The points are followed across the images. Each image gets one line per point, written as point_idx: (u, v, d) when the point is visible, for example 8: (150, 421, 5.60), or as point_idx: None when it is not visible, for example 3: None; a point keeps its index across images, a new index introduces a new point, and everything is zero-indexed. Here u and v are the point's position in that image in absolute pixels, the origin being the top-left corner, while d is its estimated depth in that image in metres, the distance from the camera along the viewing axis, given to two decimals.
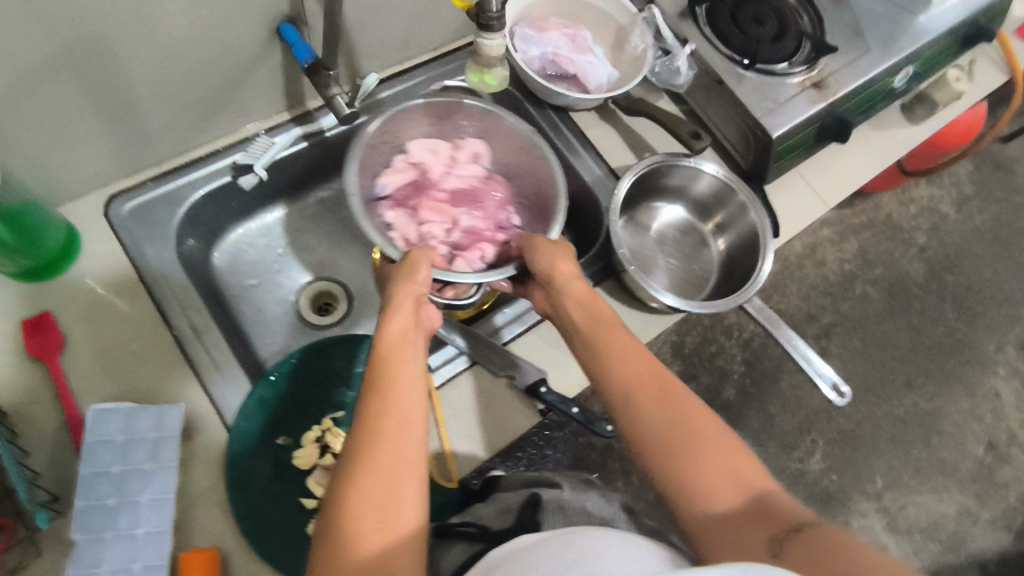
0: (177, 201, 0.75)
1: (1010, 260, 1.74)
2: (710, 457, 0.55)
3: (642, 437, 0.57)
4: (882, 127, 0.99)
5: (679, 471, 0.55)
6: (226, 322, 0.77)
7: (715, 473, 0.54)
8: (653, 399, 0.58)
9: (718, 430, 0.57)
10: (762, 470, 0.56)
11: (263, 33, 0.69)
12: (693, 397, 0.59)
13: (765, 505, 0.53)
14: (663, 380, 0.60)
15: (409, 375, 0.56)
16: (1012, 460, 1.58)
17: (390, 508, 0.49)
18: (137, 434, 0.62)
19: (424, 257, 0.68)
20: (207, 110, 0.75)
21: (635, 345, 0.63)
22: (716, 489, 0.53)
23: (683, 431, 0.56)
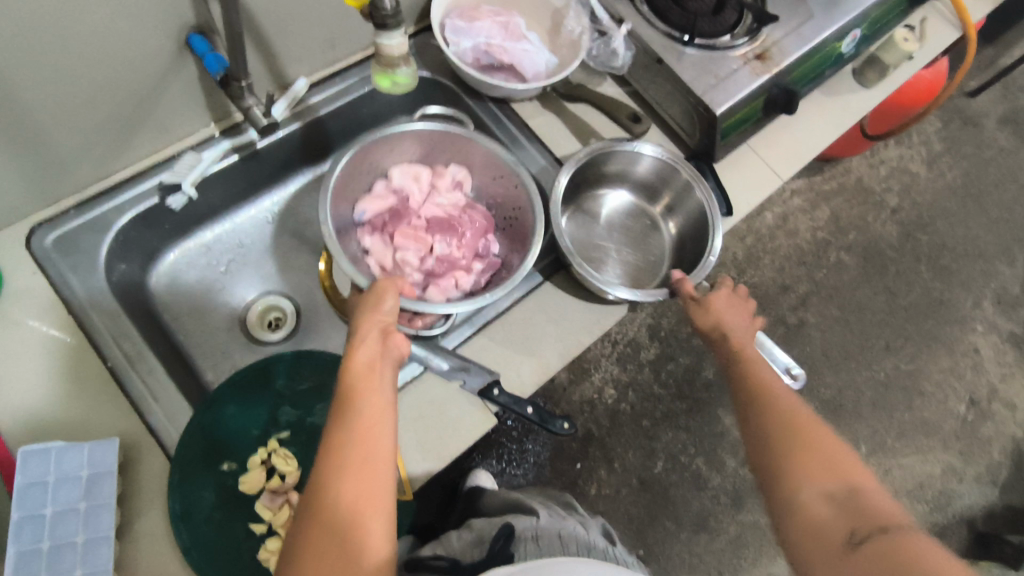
0: (103, 226, 0.73)
1: (982, 214, 1.74)
2: (813, 453, 0.58)
3: (757, 436, 0.61)
4: (835, 93, 0.97)
5: (780, 459, 0.59)
6: (164, 347, 0.75)
7: (813, 467, 0.57)
8: (765, 401, 0.63)
9: (824, 434, 0.59)
10: (865, 471, 0.58)
11: (172, 46, 0.66)
12: (799, 403, 0.63)
13: (859, 498, 0.54)
14: (777, 390, 0.64)
15: (375, 404, 0.54)
16: (994, 415, 1.58)
17: (353, 544, 0.48)
18: (68, 473, 0.60)
19: (393, 283, 0.63)
20: (124, 129, 0.71)
21: (763, 365, 0.67)
22: (810, 475, 0.57)
23: (790, 429, 0.60)
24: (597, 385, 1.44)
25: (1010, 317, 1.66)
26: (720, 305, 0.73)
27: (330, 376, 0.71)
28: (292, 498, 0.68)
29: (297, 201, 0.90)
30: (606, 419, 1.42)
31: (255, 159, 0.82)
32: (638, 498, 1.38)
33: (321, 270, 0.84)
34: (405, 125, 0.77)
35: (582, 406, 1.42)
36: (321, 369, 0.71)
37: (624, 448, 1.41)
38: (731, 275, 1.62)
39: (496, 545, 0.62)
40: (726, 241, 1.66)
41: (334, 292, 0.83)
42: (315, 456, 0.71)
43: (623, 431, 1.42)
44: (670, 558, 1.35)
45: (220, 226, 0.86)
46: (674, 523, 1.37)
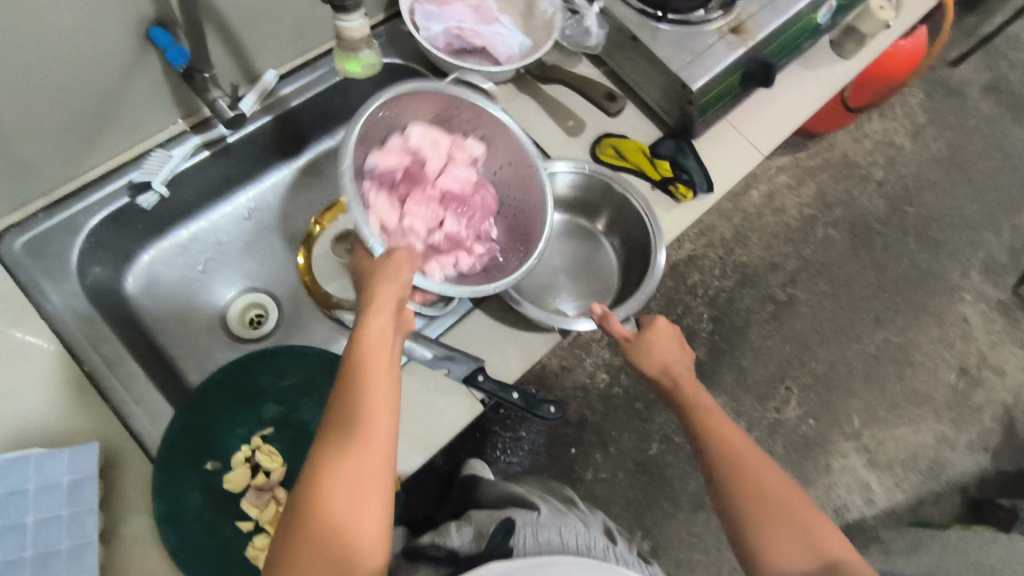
0: (74, 229, 0.71)
1: (967, 184, 1.74)
2: (778, 521, 0.56)
3: (729, 513, 0.59)
4: (814, 66, 0.96)
5: (748, 529, 0.57)
6: (143, 351, 0.74)
7: (782, 539, 0.55)
8: (736, 472, 0.59)
9: (798, 503, 0.57)
10: (842, 538, 0.56)
11: (132, 40, 0.65)
12: (772, 467, 0.60)
13: (839, 574, 0.53)
14: (747, 456, 0.61)
15: (386, 378, 0.52)
16: (985, 383, 1.59)
17: (354, 520, 0.47)
18: (47, 480, 0.59)
19: (409, 257, 0.62)
20: (90, 128, 0.70)
21: (725, 422, 0.65)
22: (786, 557, 0.54)
23: (757, 494, 0.58)
24: (590, 370, 1.44)
25: (998, 286, 1.66)
26: (666, 353, 0.71)
27: (312, 369, 0.70)
28: (278, 495, 0.68)
29: (273, 195, 0.89)
30: (599, 404, 1.42)
31: (228, 154, 0.80)
32: (633, 481, 1.38)
33: (301, 264, 0.85)
34: (445, 86, 0.74)
35: (575, 391, 1.42)
36: (303, 361, 0.70)
37: (618, 432, 1.41)
38: (720, 254, 1.62)
39: (494, 539, 0.60)
40: (714, 221, 1.66)
41: (315, 286, 0.84)
42: (299, 452, 0.71)
43: (617, 415, 1.42)
44: (668, 539, 1.36)
45: (196, 223, 0.85)
46: (671, 504, 1.37)
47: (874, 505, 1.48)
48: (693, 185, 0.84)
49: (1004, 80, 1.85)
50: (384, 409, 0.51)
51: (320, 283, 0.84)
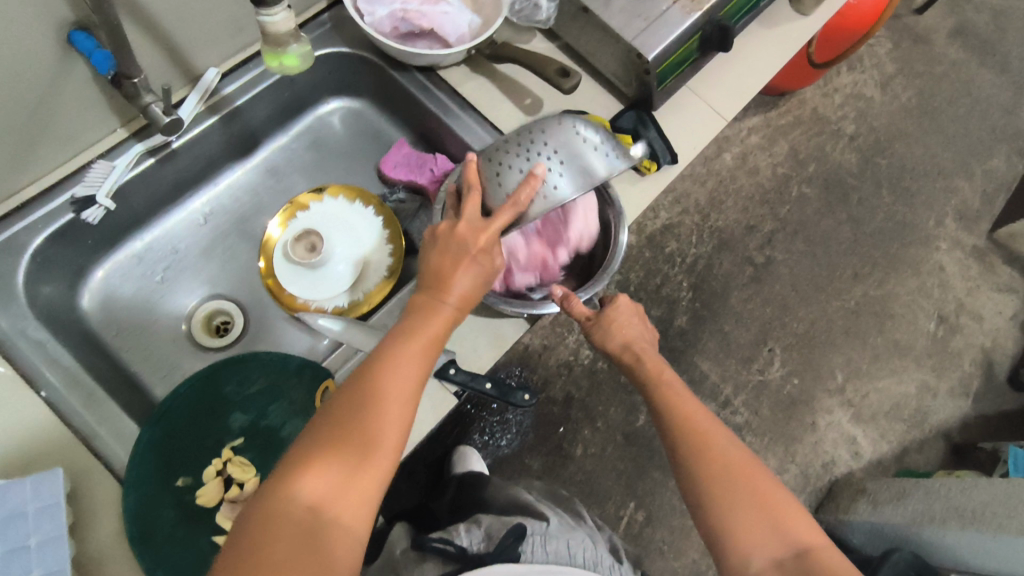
0: (16, 249, 0.68)
1: (938, 131, 1.73)
2: (749, 509, 0.57)
3: (699, 500, 0.59)
4: (773, 24, 0.94)
5: (719, 517, 0.57)
6: (104, 367, 0.72)
7: (752, 526, 0.56)
8: (706, 459, 0.59)
9: (768, 489, 0.58)
10: (811, 521, 0.57)
11: (52, 45, 0.61)
12: (740, 449, 0.60)
13: (807, 560, 0.54)
14: (716, 441, 0.61)
15: (415, 355, 0.55)
16: (963, 329, 1.60)
17: (353, 472, 0.48)
18: (11, 510, 0.57)
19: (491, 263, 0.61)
20: (22, 142, 0.67)
21: (691, 402, 0.64)
22: (758, 546, 0.56)
23: (727, 480, 0.58)
24: (573, 347, 1.43)
25: (972, 232, 1.67)
26: (628, 331, 0.69)
27: (281, 376, 0.70)
28: None
29: (230, 197, 0.86)
30: (585, 380, 1.42)
31: (174, 158, 0.77)
32: (623, 454, 1.39)
33: (262, 267, 0.83)
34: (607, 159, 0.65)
35: (559, 369, 1.42)
36: (270, 368, 0.70)
37: (605, 407, 1.41)
38: (697, 221, 1.61)
39: (505, 541, 0.63)
40: (688, 187, 1.64)
41: (278, 288, 0.82)
42: (272, 461, 0.69)
43: (602, 390, 1.42)
44: (661, 508, 1.37)
45: (150, 232, 0.82)
46: (661, 473, 1.38)
47: (861, 458, 1.50)
48: (655, 156, 0.82)
49: (971, 24, 1.84)
50: (396, 421, 0.52)
51: (279, 282, 0.83)
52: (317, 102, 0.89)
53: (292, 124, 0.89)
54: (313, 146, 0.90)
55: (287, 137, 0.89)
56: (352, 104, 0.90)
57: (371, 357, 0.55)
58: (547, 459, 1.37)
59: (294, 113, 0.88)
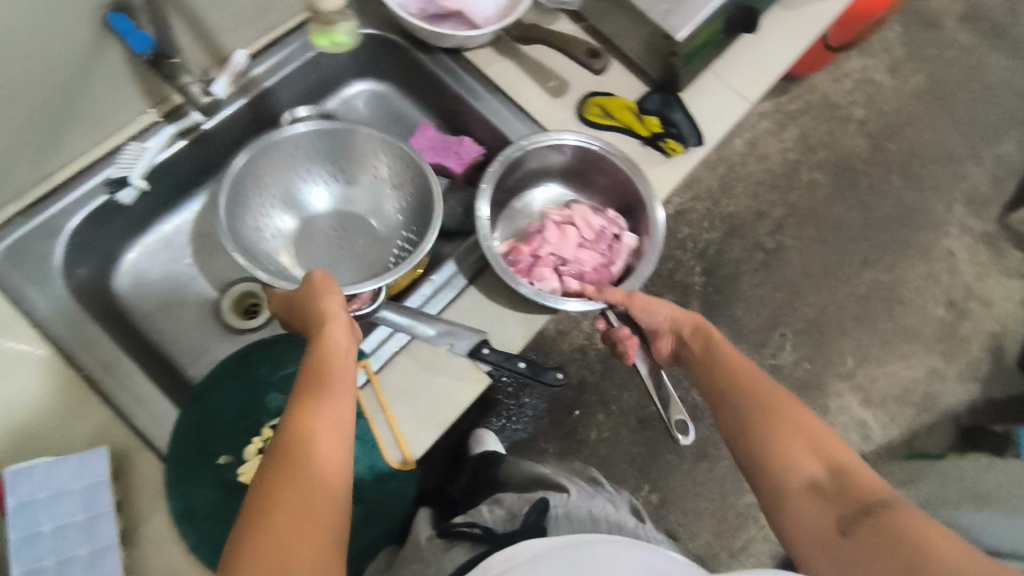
0: (52, 232, 0.69)
1: (948, 117, 1.74)
2: (787, 433, 0.60)
3: (743, 436, 0.62)
4: (794, 7, 0.94)
5: (759, 442, 0.61)
6: (139, 349, 0.73)
7: (792, 449, 0.59)
8: (750, 396, 0.63)
9: (806, 419, 0.61)
10: (851, 455, 0.59)
11: (89, 27, 0.61)
12: (784, 395, 0.63)
13: (844, 481, 0.56)
14: (757, 379, 0.65)
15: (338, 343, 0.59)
16: (972, 314, 1.62)
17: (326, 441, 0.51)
18: (59, 487, 0.58)
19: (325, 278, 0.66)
20: (57, 123, 0.67)
21: (738, 355, 0.69)
22: (797, 471, 0.58)
23: (766, 409, 0.62)
24: (586, 332, 1.44)
25: (982, 217, 1.68)
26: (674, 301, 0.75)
27: None
28: None
29: None
30: (598, 364, 1.43)
31: (203, 142, 0.78)
32: (637, 437, 1.40)
33: None
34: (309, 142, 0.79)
35: (573, 354, 1.43)
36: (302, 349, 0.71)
37: (618, 391, 1.42)
38: (707, 207, 1.61)
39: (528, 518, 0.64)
40: (699, 172, 1.64)
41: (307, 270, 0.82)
42: None
43: (615, 374, 1.43)
44: (675, 490, 1.39)
45: (180, 216, 0.83)
46: (674, 456, 1.40)
47: (871, 441, 1.52)
48: (682, 138, 0.82)
49: (980, 8, 1.83)
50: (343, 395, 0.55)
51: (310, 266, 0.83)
52: (342, 86, 0.89)
53: None
54: None
55: None
56: (376, 87, 0.91)
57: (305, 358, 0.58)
58: (562, 443, 1.38)
59: (318, 96, 0.88)
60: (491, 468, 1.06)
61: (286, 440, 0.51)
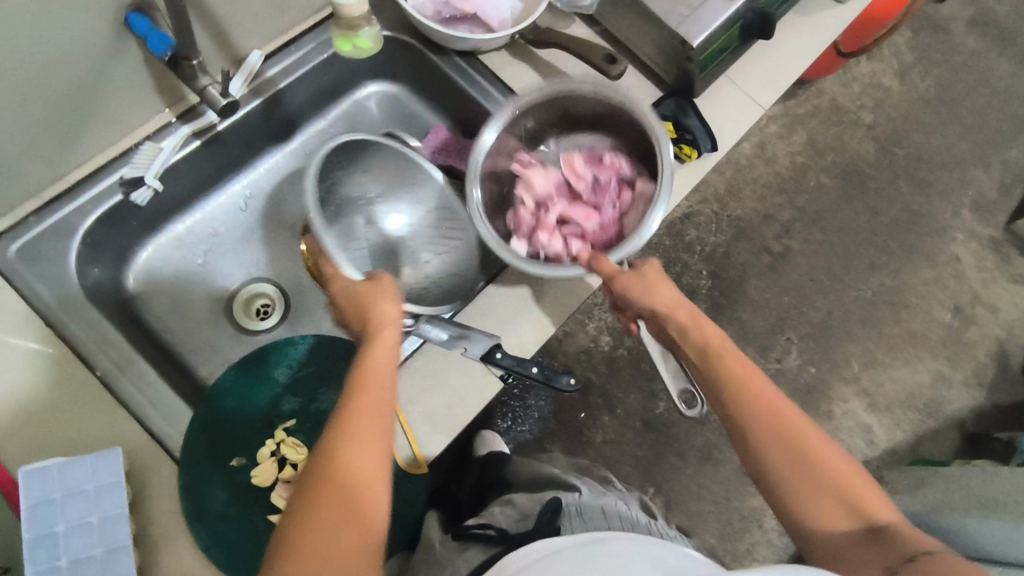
0: (67, 232, 0.69)
1: (956, 122, 1.73)
2: (820, 478, 0.56)
3: (766, 475, 0.58)
4: (809, 12, 0.94)
5: (791, 488, 0.56)
6: (151, 350, 0.73)
7: (826, 499, 0.55)
8: (778, 435, 0.58)
9: (836, 458, 0.57)
10: (876, 491, 0.56)
11: (109, 27, 0.61)
12: (808, 423, 0.59)
13: (881, 530, 0.54)
14: (784, 411, 0.59)
15: (387, 348, 0.58)
16: (978, 320, 1.62)
17: (370, 449, 0.51)
18: (73, 489, 0.58)
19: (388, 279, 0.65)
20: (74, 125, 0.67)
21: (758, 377, 0.61)
22: (831, 520, 0.55)
23: (798, 453, 0.57)
24: (592, 334, 1.44)
25: (989, 223, 1.68)
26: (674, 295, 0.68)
27: (326, 358, 0.70)
28: None
29: (268, 181, 0.86)
30: (604, 366, 1.43)
31: (217, 142, 0.78)
32: (642, 440, 1.40)
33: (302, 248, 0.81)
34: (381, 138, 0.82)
35: (579, 356, 1.43)
36: (315, 350, 0.70)
37: (624, 393, 1.42)
38: (714, 210, 1.61)
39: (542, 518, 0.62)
40: (707, 175, 1.64)
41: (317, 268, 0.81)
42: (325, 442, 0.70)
43: (621, 376, 1.43)
44: (679, 493, 1.39)
45: (191, 216, 0.83)
46: (679, 459, 1.40)
47: (875, 446, 1.52)
48: (696, 144, 0.82)
49: (989, 13, 1.83)
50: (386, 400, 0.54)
51: None
52: (355, 87, 0.89)
53: (330, 109, 0.88)
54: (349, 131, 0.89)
55: (324, 122, 0.89)
56: (389, 88, 0.90)
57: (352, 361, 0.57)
58: (567, 445, 1.38)
59: (331, 97, 0.87)
60: (499, 468, 1.06)
61: (331, 431, 0.51)
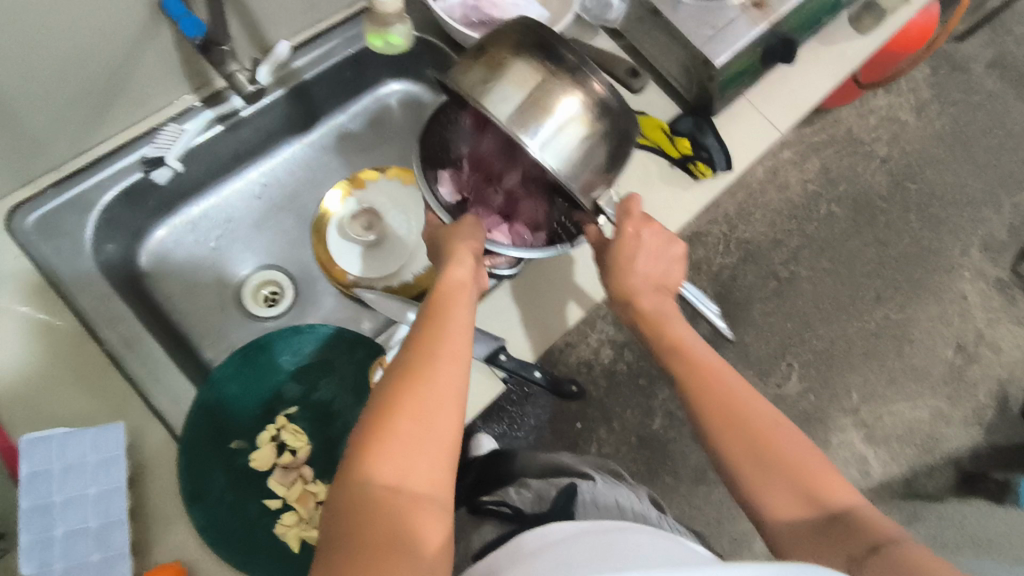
0: (85, 205, 0.70)
1: (970, 161, 1.74)
2: (767, 462, 0.49)
3: (718, 462, 0.51)
4: (832, 42, 0.95)
5: (739, 472, 0.49)
6: (159, 328, 0.73)
7: (774, 486, 0.48)
8: (720, 412, 0.51)
9: (789, 442, 0.50)
10: (843, 482, 0.48)
11: (145, 9, 0.62)
12: (766, 409, 0.51)
13: (844, 521, 0.45)
14: (731, 389, 0.53)
15: (460, 319, 0.54)
16: (980, 359, 1.61)
17: (427, 419, 0.46)
18: (73, 460, 0.58)
19: (466, 248, 0.62)
20: (101, 101, 0.68)
21: (711, 360, 0.56)
22: (781, 512, 0.47)
23: (742, 434, 0.50)
24: (594, 345, 1.44)
25: (996, 263, 1.68)
26: (640, 271, 0.63)
27: (333, 349, 0.70)
28: (305, 473, 0.69)
29: (286, 170, 0.87)
30: (604, 379, 1.43)
31: (240, 127, 0.79)
32: (637, 455, 1.40)
33: (316, 241, 0.85)
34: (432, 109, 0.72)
35: (580, 367, 1.43)
36: (323, 340, 0.70)
37: (622, 408, 1.42)
38: (723, 231, 1.61)
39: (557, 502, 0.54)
40: (718, 197, 1.65)
41: (330, 262, 0.84)
42: (324, 431, 0.71)
43: (621, 390, 1.43)
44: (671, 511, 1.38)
45: (208, 199, 0.83)
46: (673, 477, 1.40)
47: (870, 478, 1.51)
48: (712, 163, 0.83)
49: (1009, 56, 1.84)
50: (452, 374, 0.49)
51: (333, 259, 0.84)
52: (378, 84, 0.90)
53: (352, 104, 0.89)
54: (371, 127, 0.90)
55: (344, 116, 0.89)
56: (412, 88, 0.91)
57: (418, 325, 0.53)
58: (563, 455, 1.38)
59: (354, 91, 0.88)
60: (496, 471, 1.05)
61: (386, 394, 0.47)
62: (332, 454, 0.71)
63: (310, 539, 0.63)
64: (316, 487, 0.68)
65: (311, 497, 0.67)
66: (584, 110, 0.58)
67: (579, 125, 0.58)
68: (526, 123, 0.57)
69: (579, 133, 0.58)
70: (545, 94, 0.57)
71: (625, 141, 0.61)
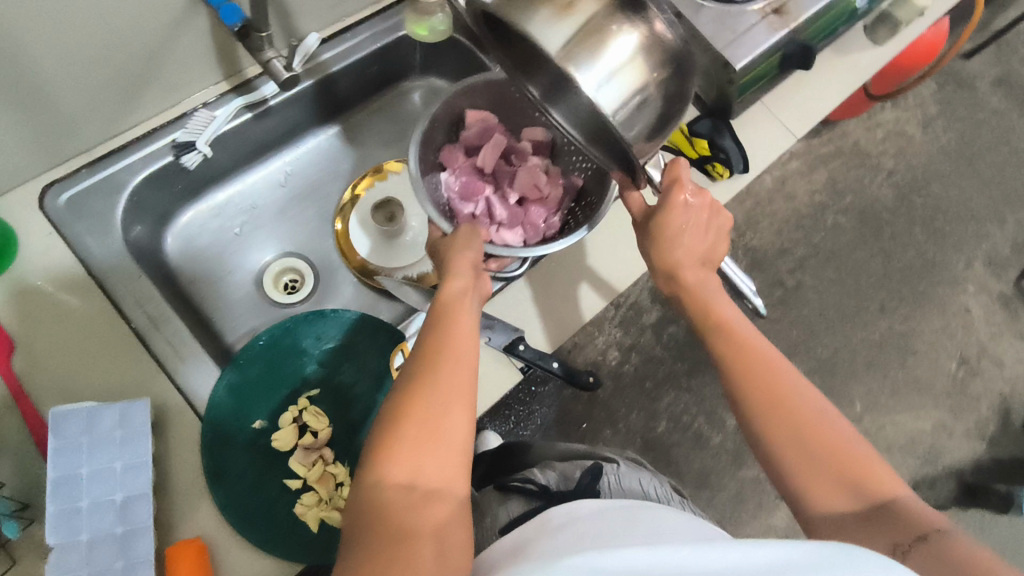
0: (116, 186, 0.71)
1: (975, 177, 1.76)
2: (811, 448, 0.49)
3: (759, 444, 0.52)
4: (847, 51, 0.96)
5: (783, 456, 0.50)
6: (182, 309, 0.74)
7: (816, 472, 0.49)
8: (766, 396, 0.52)
9: (834, 431, 0.50)
10: (888, 471, 0.49)
11: None
12: (811, 395, 0.52)
13: (888, 510, 0.46)
14: (777, 373, 0.53)
15: (466, 322, 0.52)
16: (982, 372, 1.63)
17: (436, 428, 0.44)
18: (100, 433, 0.59)
19: (469, 251, 0.60)
20: (136, 85, 0.70)
21: (757, 341, 0.56)
22: (824, 499, 0.48)
23: (787, 419, 0.51)
24: (601, 347, 1.45)
25: (1000, 278, 1.69)
26: (689, 246, 0.62)
27: (355, 333, 0.73)
28: (326, 454, 0.69)
29: (309, 160, 0.89)
30: (610, 381, 1.43)
31: (268, 116, 0.80)
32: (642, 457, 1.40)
33: (338, 230, 0.86)
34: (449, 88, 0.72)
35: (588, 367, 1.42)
36: (346, 325, 0.73)
37: (628, 410, 1.43)
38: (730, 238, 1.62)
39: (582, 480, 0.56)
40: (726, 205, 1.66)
41: (351, 252, 0.85)
42: (344, 415, 0.72)
43: (627, 392, 1.44)
44: None
45: (232, 187, 0.85)
46: (676, 480, 1.41)
47: None
48: (729, 164, 0.85)
49: (1014, 75, 1.86)
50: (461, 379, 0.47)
51: (358, 251, 0.85)
52: (401, 80, 0.91)
53: (375, 98, 0.91)
54: (393, 121, 0.92)
55: (367, 109, 0.91)
56: (434, 84, 0.93)
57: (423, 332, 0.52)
58: None
59: (378, 86, 0.90)
60: None
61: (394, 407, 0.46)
62: (351, 437, 0.72)
63: (331, 520, 0.64)
64: (336, 468, 0.69)
65: (332, 478, 0.68)
66: (641, 55, 0.50)
67: (633, 72, 0.50)
68: (574, 59, 0.48)
69: (635, 78, 0.50)
70: (602, 25, 0.49)
71: (683, 96, 0.53)
